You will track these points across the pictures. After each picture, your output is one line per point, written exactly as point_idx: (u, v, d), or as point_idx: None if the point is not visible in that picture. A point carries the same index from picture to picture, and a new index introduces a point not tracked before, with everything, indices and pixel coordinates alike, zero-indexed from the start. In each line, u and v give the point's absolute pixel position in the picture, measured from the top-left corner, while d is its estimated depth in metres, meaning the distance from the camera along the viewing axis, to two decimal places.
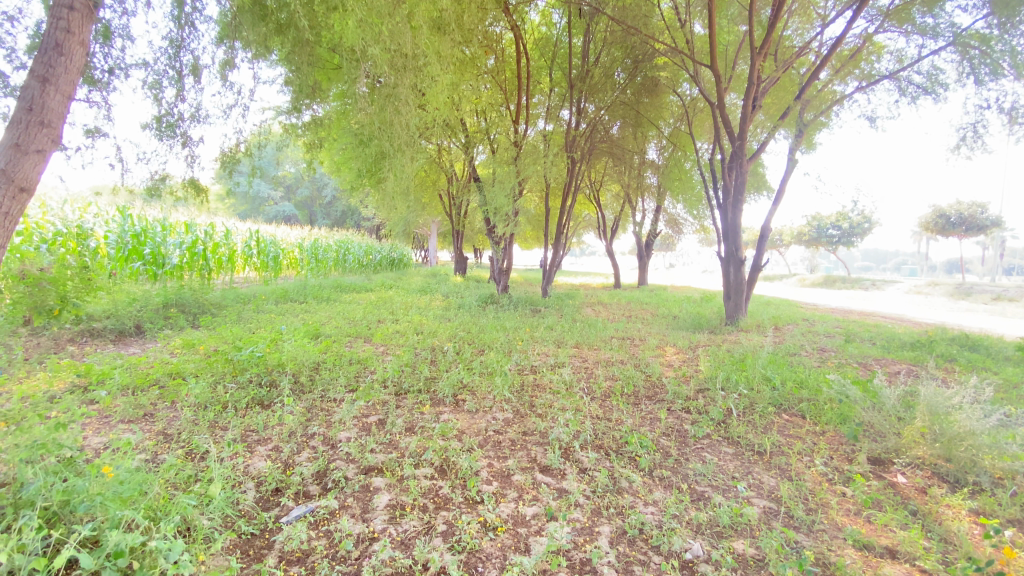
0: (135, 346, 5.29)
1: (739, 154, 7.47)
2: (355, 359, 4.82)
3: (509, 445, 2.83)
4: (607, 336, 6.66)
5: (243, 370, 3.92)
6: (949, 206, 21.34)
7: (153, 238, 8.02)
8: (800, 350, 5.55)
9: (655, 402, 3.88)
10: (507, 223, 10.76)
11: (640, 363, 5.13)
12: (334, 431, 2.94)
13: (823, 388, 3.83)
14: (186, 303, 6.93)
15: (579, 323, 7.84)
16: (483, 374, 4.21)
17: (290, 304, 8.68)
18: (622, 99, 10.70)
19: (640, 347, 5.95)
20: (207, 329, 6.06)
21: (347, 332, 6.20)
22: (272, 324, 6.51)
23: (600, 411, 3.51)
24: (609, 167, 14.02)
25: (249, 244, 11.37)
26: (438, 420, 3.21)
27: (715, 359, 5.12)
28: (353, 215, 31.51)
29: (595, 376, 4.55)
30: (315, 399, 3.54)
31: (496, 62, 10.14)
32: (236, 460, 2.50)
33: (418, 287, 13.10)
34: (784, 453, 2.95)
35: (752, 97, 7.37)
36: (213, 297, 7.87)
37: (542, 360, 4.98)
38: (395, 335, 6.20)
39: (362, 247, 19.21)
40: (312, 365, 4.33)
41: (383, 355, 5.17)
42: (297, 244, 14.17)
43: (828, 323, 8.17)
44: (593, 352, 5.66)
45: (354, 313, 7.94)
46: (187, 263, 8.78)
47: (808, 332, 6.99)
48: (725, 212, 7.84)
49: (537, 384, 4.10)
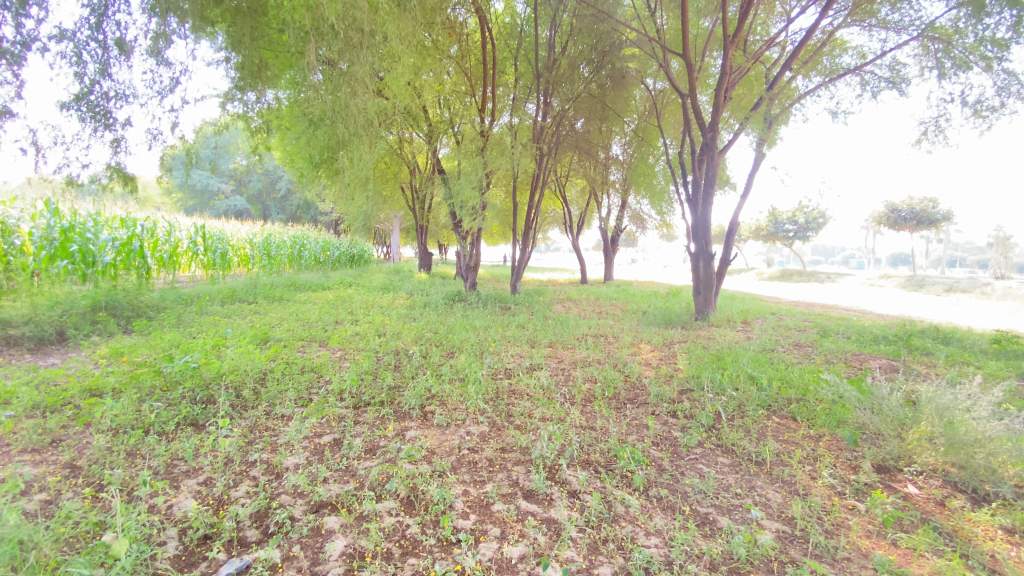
0: (52, 356, 4.61)
1: (710, 146, 7.31)
2: (309, 366, 4.34)
3: (487, 467, 2.48)
4: (580, 334, 6.38)
5: (174, 384, 3.39)
6: (900, 201, 22.27)
7: (82, 234, 7.19)
8: (778, 346, 5.42)
9: (639, 407, 3.60)
10: (473, 217, 10.34)
11: (618, 363, 4.86)
12: (279, 457, 2.53)
13: (812, 387, 3.65)
14: (120, 306, 6.19)
15: (550, 321, 7.54)
16: (453, 381, 3.84)
17: (238, 305, 7.98)
18: (588, 92, 10.46)
19: (615, 345, 5.70)
20: (140, 335, 5.40)
21: (300, 336, 5.68)
22: (216, 329, 5.90)
23: (582, 419, 3.20)
24: (575, 162, 13.80)
25: (194, 240, 10.52)
26: (402, 438, 2.83)
27: (694, 356, 4.90)
28: (309, 209, 30.23)
29: (574, 378, 4.25)
30: (258, 418, 3.08)
31: (459, 49, 9.70)
32: (156, 502, 2.05)
33: (379, 285, 12.52)
34: (785, 464, 2.71)
35: (723, 88, 7.22)
36: (150, 298, 7.13)
37: (516, 362, 4.64)
38: (353, 338, 5.72)
39: (319, 243, 18.33)
40: (258, 376, 3.83)
41: (340, 361, 4.70)
42: (248, 240, 13.31)
43: (796, 316, 8.16)
44: (568, 351, 5.36)
45: (309, 314, 7.38)
46: (122, 261, 7.95)
47: (781, 326, 6.92)
48: (696, 206, 7.69)
49: (512, 391, 3.75)
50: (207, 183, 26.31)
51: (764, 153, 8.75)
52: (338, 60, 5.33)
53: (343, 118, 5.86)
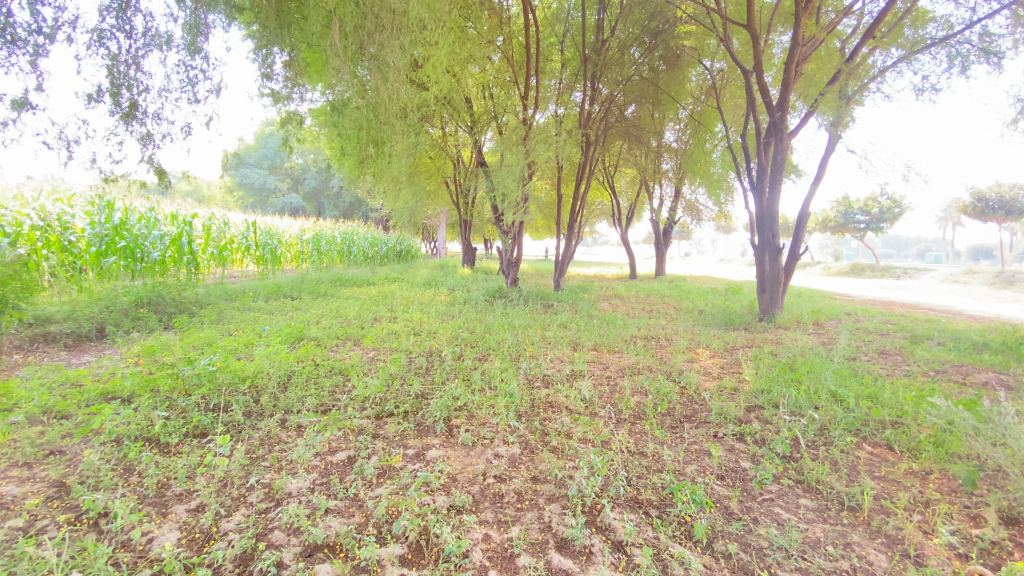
0: (89, 353, 4.63)
1: (780, 127, 6.57)
2: (336, 368, 4.11)
3: (516, 503, 2.10)
4: (628, 336, 5.88)
5: (192, 389, 3.23)
6: (987, 188, 19.96)
7: (132, 230, 7.38)
8: (858, 356, 4.72)
9: (698, 427, 3.13)
10: (516, 210, 9.95)
11: (672, 372, 4.35)
12: (282, 480, 2.24)
13: (914, 410, 3.02)
14: (163, 301, 6.25)
15: (596, 320, 7.06)
16: (486, 391, 3.48)
17: (281, 301, 7.97)
18: (639, 76, 9.82)
19: (668, 350, 5.17)
20: (177, 332, 5.38)
21: (334, 334, 5.50)
22: (253, 326, 5.81)
23: (630, 442, 2.75)
24: (625, 151, 13.14)
25: (245, 235, 10.73)
26: (422, 459, 2.49)
27: (761, 366, 4.32)
28: (360, 204, 30.91)
29: (622, 389, 3.79)
30: (272, 428, 2.83)
31: (502, 36, 9.33)
32: (131, 537, 1.81)
33: (423, 280, 12.37)
34: (887, 510, 2.16)
35: (795, 62, 6.46)
36: (196, 293, 7.20)
37: (556, 369, 4.23)
38: (388, 337, 5.49)
39: (367, 238, 18.54)
40: (280, 380, 3.62)
41: (369, 363, 4.45)
42: (298, 236, 13.54)
43: (876, 318, 7.25)
44: (615, 356, 4.89)
45: (347, 311, 7.22)
46: (171, 258, 8.12)
47: (860, 331, 6.13)
48: (761, 194, 6.97)
49: (550, 403, 3.34)
50: (264, 181, 27.50)
51: (838, 136, 7.84)
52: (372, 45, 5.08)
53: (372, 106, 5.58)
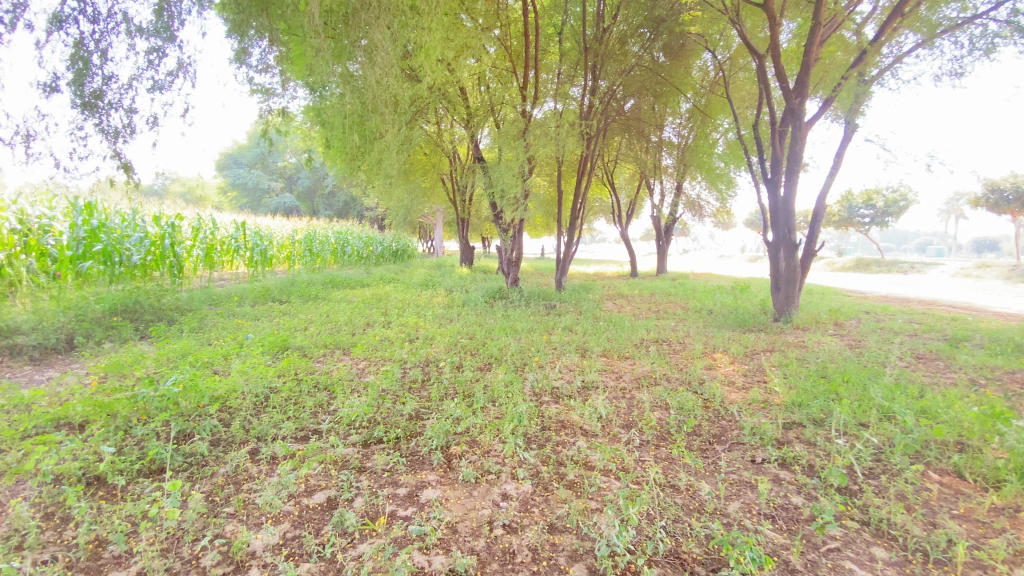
0: (53, 368, 4.19)
1: (798, 115, 6.17)
2: (320, 384, 3.70)
3: (532, 566, 1.70)
4: (640, 340, 5.49)
5: (155, 414, 2.82)
6: (1003, 179, 19.68)
7: (112, 232, 6.94)
8: (895, 362, 4.35)
9: (732, 451, 2.75)
10: (515, 208, 9.53)
11: (692, 382, 3.95)
12: (246, 535, 1.84)
13: (984, 432, 2.66)
14: (141, 308, 5.82)
15: (603, 321, 6.66)
16: (490, 409, 3.09)
17: (270, 305, 7.55)
18: (641, 67, 9.44)
19: (683, 355, 4.78)
20: (153, 342, 4.95)
21: (323, 342, 5.08)
22: (236, 334, 5.38)
23: (660, 474, 2.37)
24: (624, 146, 12.67)
25: (234, 236, 10.28)
26: (416, 502, 2.09)
27: (791, 376, 3.92)
28: (354, 203, 30.44)
29: (640, 403, 3.40)
30: (242, 461, 2.42)
31: (501, 27, 8.92)
32: None
33: (419, 281, 11.98)
34: (984, 564, 1.80)
35: (813, 45, 6.05)
36: (178, 299, 6.75)
37: (565, 380, 3.81)
38: (380, 344, 5.08)
39: (361, 238, 18.07)
40: (255, 400, 3.20)
41: (359, 376, 4.04)
42: (290, 236, 13.08)
43: (899, 318, 6.90)
44: (628, 364, 4.49)
45: (339, 315, 6.80)
46: (153, 261, 7.66)
47: (885, 332, 5.78)
48: (776, 188, 6.58)
49: (562, 424, 2.94)
50: (257, 181, 27.04)
51: (851, 128, 7.47)
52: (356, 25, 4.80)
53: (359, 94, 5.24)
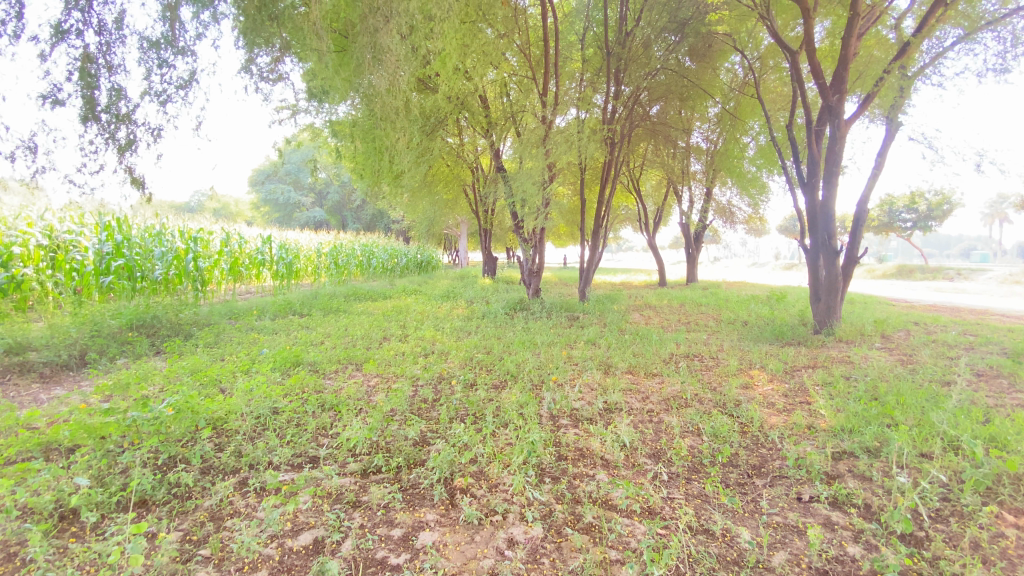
0: (63, 386, 4.14)
1: (836, 113, 5.76)
2: (326, 405, 3.52)
3: None
4: (669, 355, 5.16)
5: (146, 439, 2.69)
6: None
7: (137, 247, 7.03)
8: (955, 380, 3.91)
9: (772, 488, 2.44)
10: (537, 217, 9.30)
11: (726, 403, 3.62)
12: None
13: None
14: (158, 323, 5.81)
15: (629, 334, 6.34)
16: (502, 435, 2.84)
17: (289, 318, 7.49)
18: (666, 71, 9.09)
19: (716, 373, 4.43)
20: (166, 358, 4.89)
21: (336, 357, 4.92)
22: (250, 349, 5.28)
23: (691, 517, 2.07)
24: (650, 153, 12.26)
25: (260, 250, 10.36)
26: (408, 547, 1.86)
27: (838, 397, 3.55)
28: (381, 216, 30.82)
29: (668, 428, 3.10)
30: (228, 493, 2.24)
31: (520, 35, 8.78)
32: None
33: (441, 292, 11.84)
34: None
35: (852, 38, 5.65)
36: (198, 313, 6.74)
37: (586, 401, 3.53)
38: (394, 360, 4.89)
39: (387, 250, 18.13)
40: (255, 423, 3.05)
41: (369, 394, 3.84)
42: (316, 249, 13.17)
43: (954, 329, 6.35)
44: (655, 382, 4.18)
45: (357, 328, 6.67)
46: (177, 276, 7.71)
47: (940, 346, 5.29)
48: (814, 191, 6.16)
49: (581, 453, 2.67)
50: (287, 196, 27.65)
51: (894, 127, 6.98)
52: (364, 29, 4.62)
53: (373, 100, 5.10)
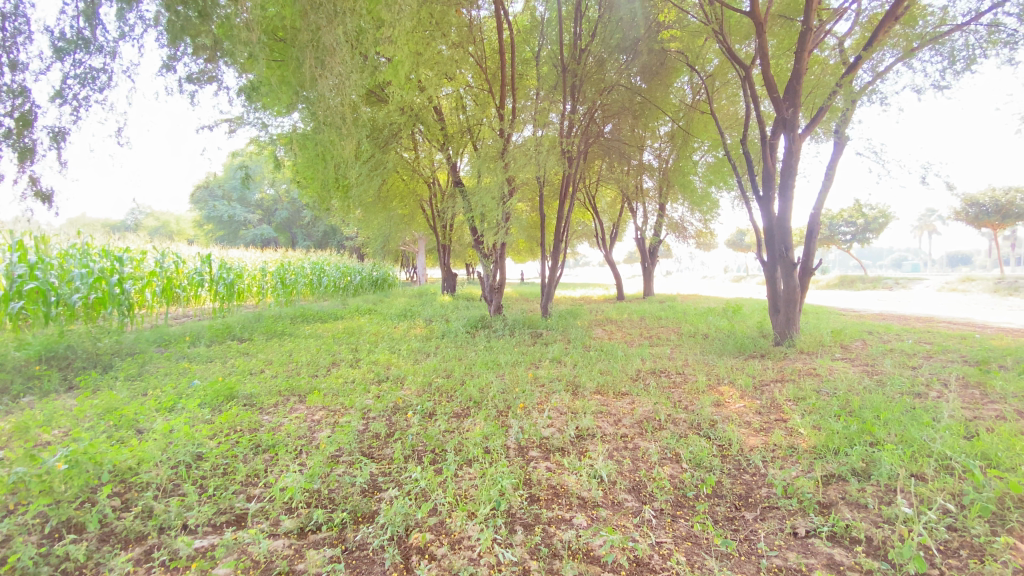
0: None
1: (790, 125, 5.84)
2: (261, 446, 3.07)
3: None
4: (637, 372, 4.97)
5: (27, 503, 2.18)
6: (979, 194, 19.90)
7: (53, 269, 6.25)
8: (922, 393, 3.91)
9: (763, 523, 2.22)
10: (496, 232, 9.06)
11: (701, 424, 3.42)
12: None
13: None
14: (72, 355, 5.09)
15: (594, 351, 6.12)
16: (465, 475, 2.51)
17: (228, 344, 6.84)
18: (618, 91, 9.12)
19: (687, 390, 4.25)
20: (75, 394, 4.23)
21: (277, 388, 4.41)
22: (180, 381, 4.69)
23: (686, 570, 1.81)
24: (604, 170, 12.12)
25: (200, 270, 9.55)
26: None
27: (815, 414, 3.43)
28: (333, 234, 29.89)
29: (646, 456, 2.86)
30: (126, 572, 1.80)
31: (476, 47, 8.62)
32: None
33: (397, 311, 11.35)
34: None
35: (802, 54, 5.74)
36: (123, 341, 6.00)
37: (556, 428, 3.24)
38: (345, 388, 4.44)
39: (339, 268, 17.37)
40: (174, 473, 2.57)
41: (313, 430, 3.41)
42: (262, 268, 12.38)
43: (906, 338, 6.51)
44: (626, 402, 3.95)
45: (304, 354, 6.14)
46: (101, 301, 6.79)
47: (898, 355, 5.37)
48: (770, 204, 6.19)
49: (555, 493, 2.37)
50: (233, 213, 26.33)
51: (840, 143, 7.19)
52: (305, 21, 4.28)
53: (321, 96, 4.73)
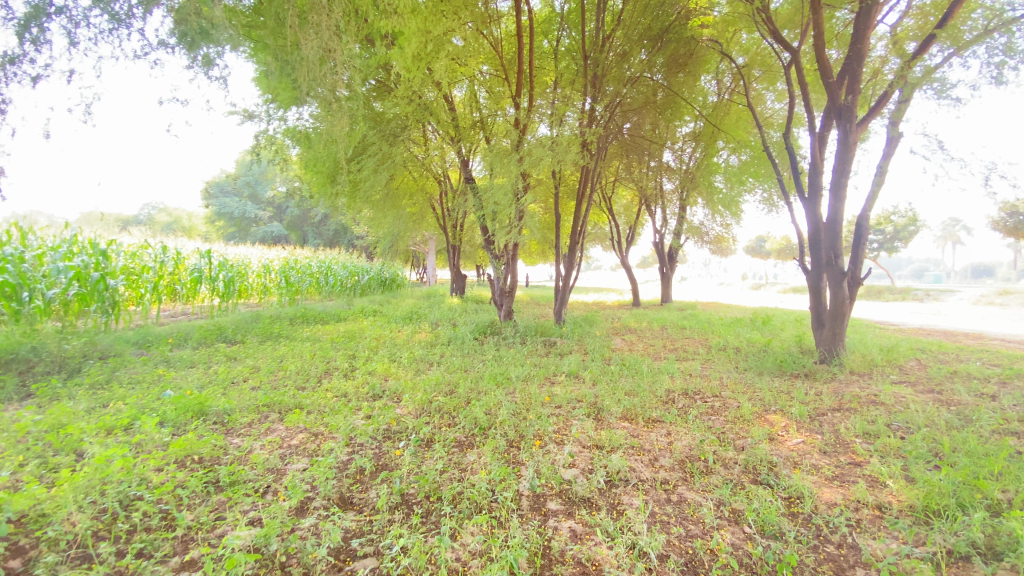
0: None
1: (846, 115, 5.17)
2: (217, 485, 2.49)
3: None
4: (668, 393, 4.31)
5: None
6: None
7: (28, 262, 5.74)
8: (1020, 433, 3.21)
9: None
10: (509, 231, 8.45)
11: (758, 467, 2.78)
12: None
13: None
14: (36, 358, 4.58)
15: (616, 365, 5.49)
16: (463, 545, 1.90)
17: (215, 347, 6.30)
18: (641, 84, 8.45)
19: (731, 420, 3.60)
20: (25, 404, 3.70)
21: (257, 403, 3.84)
22: (149, 391, 4.13)
23: None
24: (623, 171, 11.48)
25: (199, 266, 9.04)
26: None
27: (900, 461, 2.76)
28: (344, 233, 29.51)
29: (698, 515, 2.23)
30: None
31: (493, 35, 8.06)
32: None
33: (402, 313, 10.78)
34: None
35: (861, 36, 5.09)
36: (99, 342, 5.48)
37: (580, 470, 2.63)
38: (333, 404, 3.86)
39: (347, 268, 16.88)
40: (90, 528, 1.99)
41: (286, 461, 2.82)
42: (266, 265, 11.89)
43: (969, 358, 5.76)
44: (660, 433, 3.31)
45: (294, 360, 5.58)
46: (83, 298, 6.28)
47: (969, 380, 4.66)
48: (818, 204, 5.52)
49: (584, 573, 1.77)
50: (244, 210, 26.03)
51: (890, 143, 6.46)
52: None
53: (306, 70, 4.13)
